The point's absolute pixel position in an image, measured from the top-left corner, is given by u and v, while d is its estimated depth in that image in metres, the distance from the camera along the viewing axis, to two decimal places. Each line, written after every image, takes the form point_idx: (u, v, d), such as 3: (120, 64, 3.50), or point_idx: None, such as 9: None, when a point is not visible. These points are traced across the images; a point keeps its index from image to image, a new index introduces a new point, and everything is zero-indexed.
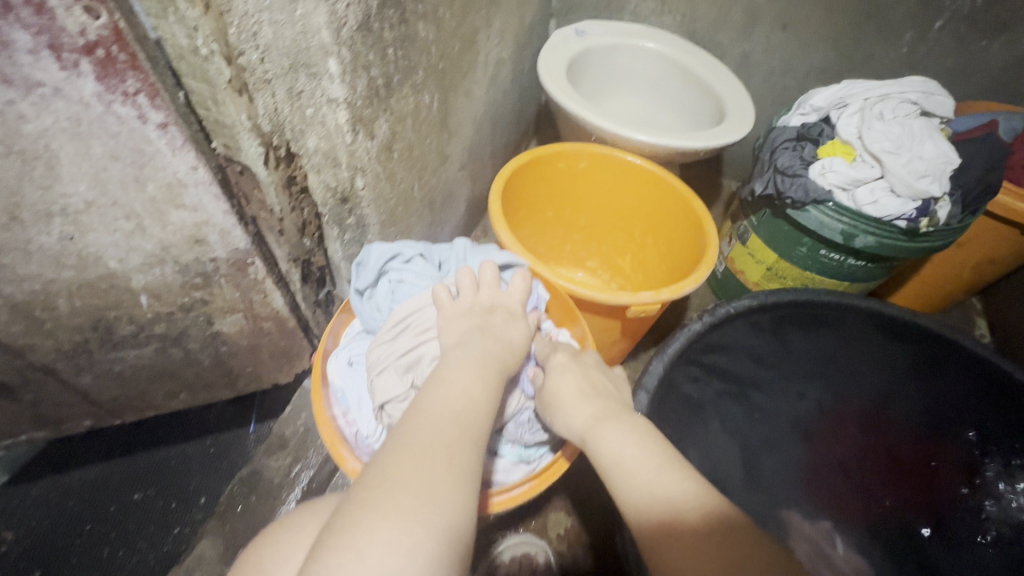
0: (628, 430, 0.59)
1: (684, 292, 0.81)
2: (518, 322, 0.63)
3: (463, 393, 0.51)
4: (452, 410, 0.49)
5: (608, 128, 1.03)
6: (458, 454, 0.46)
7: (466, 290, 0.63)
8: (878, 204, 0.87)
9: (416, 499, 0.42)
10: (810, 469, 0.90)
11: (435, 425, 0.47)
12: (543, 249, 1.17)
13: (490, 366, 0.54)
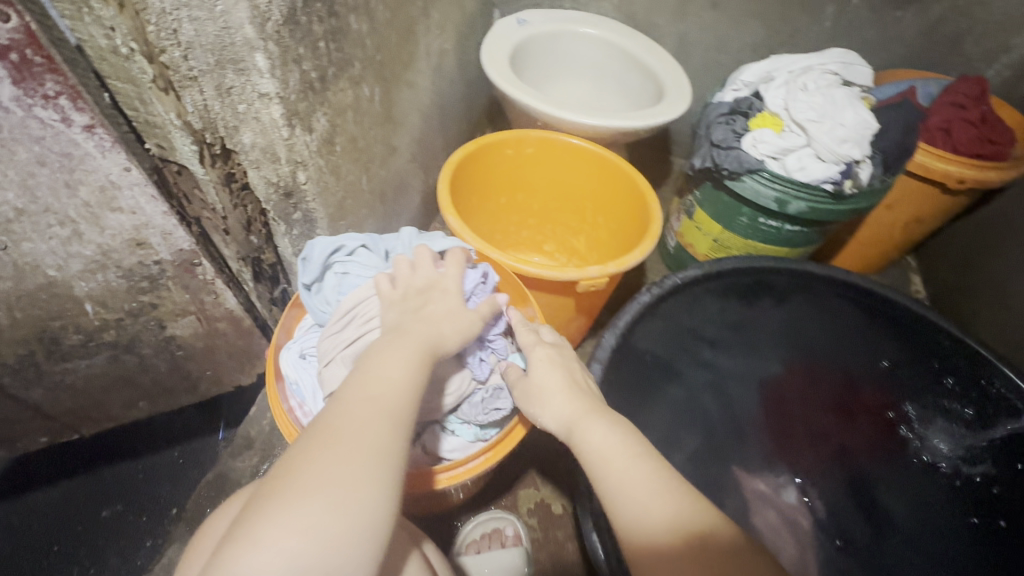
0: (612, 431, 0.59)
1: (630, 265, 0.84)
2: (452, 300, 0.60)
3: (383, 376, 0.49)
4: (372, 393, 0.48)
5: (552, 113, 1.06)
6: (369, 436, 0.45)
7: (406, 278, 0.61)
8: (806, 169, 0.92)
9: (319, 484, 0.42)
10: (761, 421, 0.97)
11: (353, 409, 0.47)
12: (498, 235, 1.20)
13: (416, 348, 0.53)
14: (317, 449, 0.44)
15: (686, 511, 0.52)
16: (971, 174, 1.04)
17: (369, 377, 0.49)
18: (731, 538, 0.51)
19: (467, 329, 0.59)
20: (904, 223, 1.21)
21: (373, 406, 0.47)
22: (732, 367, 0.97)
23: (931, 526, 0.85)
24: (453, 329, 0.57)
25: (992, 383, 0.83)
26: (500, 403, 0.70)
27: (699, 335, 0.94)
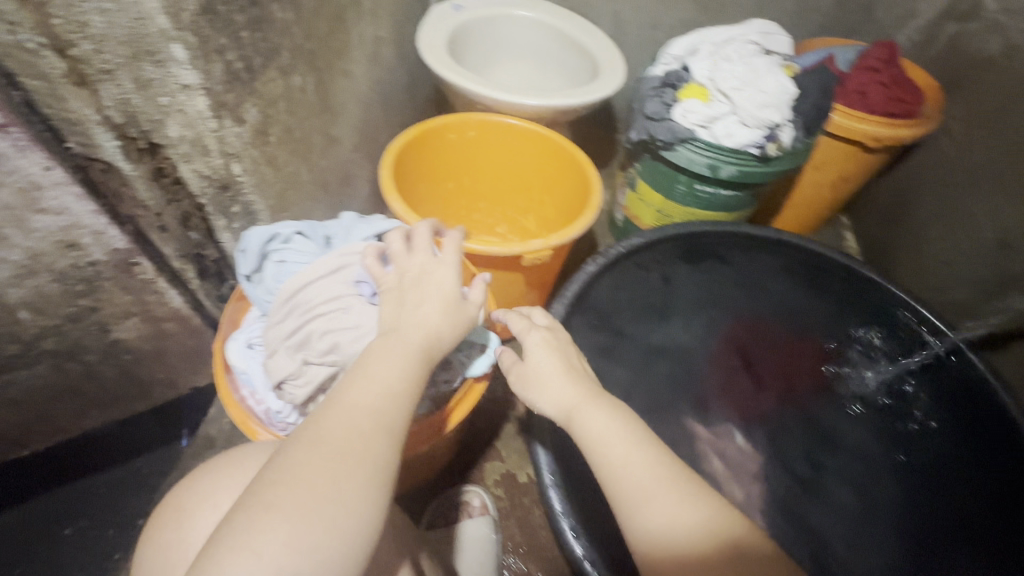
0: (613, 421, 0.61)
1: (573, 237, 0.88)
2: (446, 297, 0.57)
3: (383, 386, 0.50)
4: (368, 401, 0.49)
5: (490, 95, 1.08)
6: (363, 449, 0.46)
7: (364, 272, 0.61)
8: (732, 135, 0.97)
9: (314, 496, 0.43)
10: (709, 377, 1.03)
11: (347, 419, 0.47)
12: (451, 220, 1.22)
13: (412, 355, 0.53)
14: (312, 459, 0.45)
15: (692, 507, 0.53)
16: (886, 133, 1.11)
17: (366, 383, 0.50)
18: (741, 534, 0.53)
19: (458, 331, 0.57)
20: (833, 183, 1.27)
21: (369, 417, 0.48)
22: (676, 329, 1.02)
23: (871, 466, 0.93)
24: (441, 323, 0.56)
25: (900, 308, 0.94)
26: (450, 375, 0.73)
27: (643, 300, 0.98)
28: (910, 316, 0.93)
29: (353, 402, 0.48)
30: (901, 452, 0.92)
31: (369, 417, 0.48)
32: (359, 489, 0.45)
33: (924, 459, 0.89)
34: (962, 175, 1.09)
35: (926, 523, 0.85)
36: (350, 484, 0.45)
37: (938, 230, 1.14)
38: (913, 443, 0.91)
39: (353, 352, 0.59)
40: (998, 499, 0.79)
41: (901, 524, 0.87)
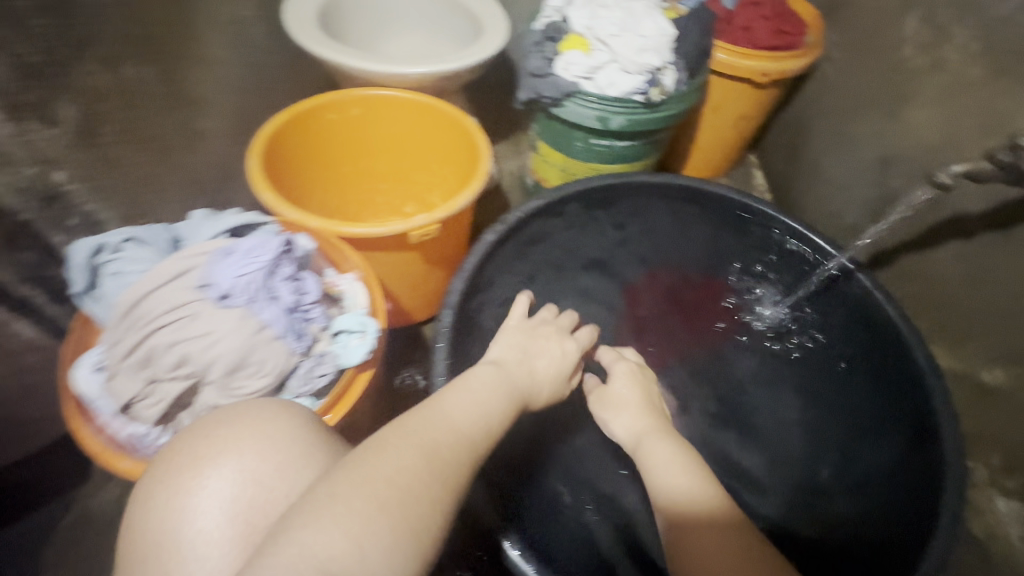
0: (679, 445, 0.70)
1: (459, 208, 0.84)
2: (561, 360, 0.76)
3: (473, 420, 0.58)
4: (462, 426, 0.57)
5: (369, 68, 1.02)
6: (445, 456, 0.52)
7: (219, 274, 0.58)
8: (615, 84, 0.96)
9: (412, 495, 0.47)
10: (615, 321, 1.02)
11: (436, 425, 0.55)
12: (351, 206, 1.16)
13: (515, 392, 0.66)
14: (397, 449, 0.50)
15: (729, 508, 0.61)
16: (773, 67, 1.11)
17: (462, 400, 0.61)
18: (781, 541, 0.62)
19: (557, 386, 0.75)
20: (734, 123, 1.26)
21: (453, 430, 0.55)
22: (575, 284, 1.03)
23: (782, 398, 0.95)
24: (546, 376, 0.73)
25: (785, 238, 0.98)
26: (323, 367, 0.62)
27: (545, 265, 0.99)
28: (794, 244, 0.97)
29: (442, 418, 0.56)
30: (806, 377, 0.95)
31: (457, 430, 0.56)
32: (427, 477, 0.49)
33: (829, 383, 0.92)
34: (845, 99, 1.09)
35: (831, 444, 0.88)
36: (427, 475, 0.49)
37: (830, 157, 1.12)
38: (816, 365, 0.94)
39: (206, 361, 0.56)
40: (892, 414, 0.83)
41: (811, 451, 0.89)
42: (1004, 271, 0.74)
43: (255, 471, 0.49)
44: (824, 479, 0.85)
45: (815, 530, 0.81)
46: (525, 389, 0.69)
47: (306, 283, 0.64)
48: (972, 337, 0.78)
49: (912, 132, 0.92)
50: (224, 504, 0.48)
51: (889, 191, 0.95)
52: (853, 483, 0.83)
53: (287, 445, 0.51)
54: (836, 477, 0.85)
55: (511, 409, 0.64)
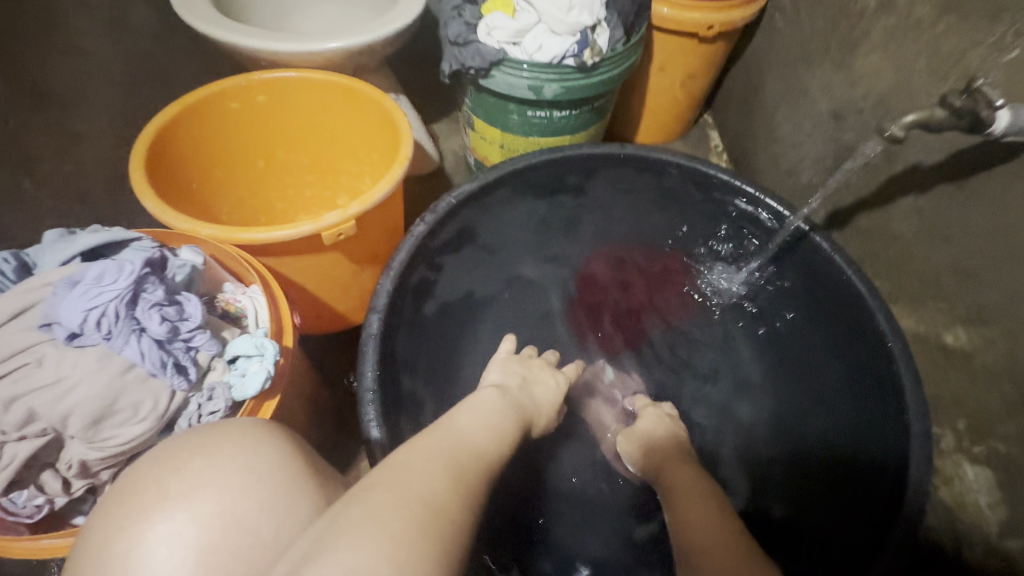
0: (692, 467, 0.68)
1: (376, 201, 0.75)
2: (553, 387, 0.74)
3: (486, 444, 0.55)
4: (476, 449, 0.53)
5: (268, 47, 0.90)
6: (466, 474, 0.49)
7: (66, 310, 0.49)
8: (543, 49, 0.87)
9: (436, 513, 0.42)
10: (570, 305, 0.96)
11: (449, 444, 0.52)
12: (278, 205, 1.05)
13: (516, 418, 0.63)
14: (418, 468, 0.46)
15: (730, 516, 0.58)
16: (718, 19, 1.02)
17: (473, 420, 0.58)
18: None
19: (552, 410, 0.72)
20: (682, 82, 1.18)
21: (472, 452, 0.52)
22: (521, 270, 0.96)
23: (746, 372, 0.90)
24: (541, 403, 0.70)
25: (739, 201, 0.90)
26: (213, 406, 0.54)
27: (481, 250, 0.92)
28: (751, 209, 0.89)
29: (455, 438, 0.53)
30: (775, 350, 0.89)
31: (473, 450, 0.53)
32: (452, 494, 0.45)
33: (798, 352, 0.87)
34: (794, 48, 1.01)
35: (804, 418, 0.83)
36: (451, 489, 0.45)
37: (784, 112, 1.05)
38: (783, 335, 0.89)
39: (59, 415, 0.48)
40: (859, 382, 0.78)
41: (783, 426, 0.84)
42: (963, 224, 0.68)
43: (231, 510, 0.42)
44: (802, 453, 0.81)
45: (793, 506, 0.78)
46: (529, 413, 0.67)
47: (182, 306, 0.54)
48: (933, 296, 0.73)
49: (862, 79, 0.84)
50: (195, 555, 0.40)
51: (844, 145, 0.89)
52: (827, 456, 0.79)
53: (267, 479, 0.44)
54: (811, 452, 0.80)
55: (514, 432, 0.60)
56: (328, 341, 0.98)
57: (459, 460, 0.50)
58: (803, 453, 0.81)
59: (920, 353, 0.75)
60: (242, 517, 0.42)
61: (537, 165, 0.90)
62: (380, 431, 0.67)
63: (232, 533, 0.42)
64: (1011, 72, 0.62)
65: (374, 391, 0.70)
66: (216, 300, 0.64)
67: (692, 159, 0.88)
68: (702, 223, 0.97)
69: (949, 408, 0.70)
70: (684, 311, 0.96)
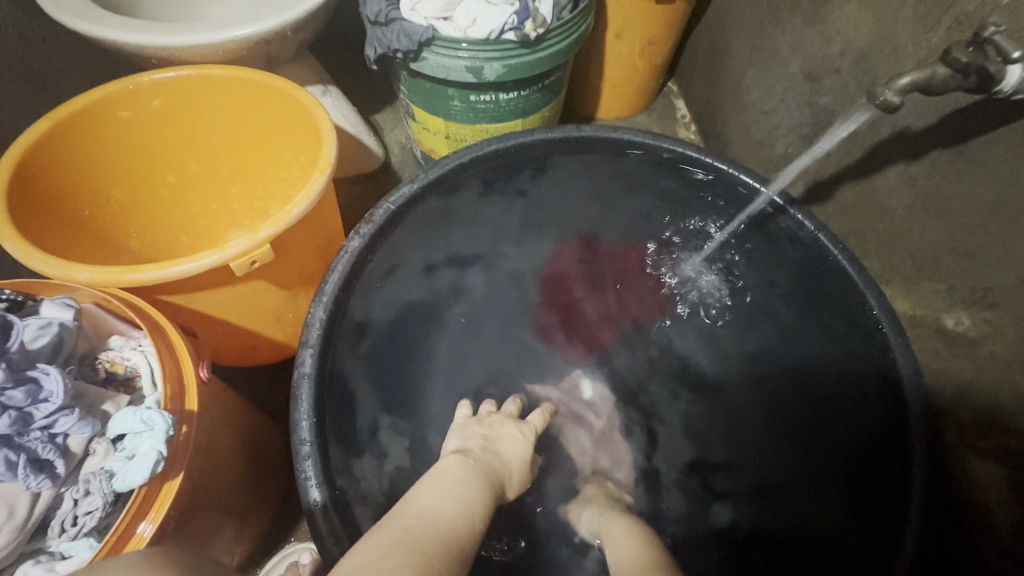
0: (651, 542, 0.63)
1: (293, 220, 0.63)
2: (516, 442, 0.70)
3: (456, 514, 0.52)
4: (443, 525, 0.50)
5: (153, 42, 0.75)
6: (435, 560, 0.45)
7: None
8: (478, 22, 0.75)
9: None
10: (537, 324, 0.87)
11: (401, 532, 0.47)
12: (200, 221, 0.93)
13: (486, 476, 0.61)
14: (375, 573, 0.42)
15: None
16: None
17: (434, 496, 0.54)
18: None
19: (524, 464, 0.69)
20: (640, 50, 1.07)
21: (434, 534, 0.48)
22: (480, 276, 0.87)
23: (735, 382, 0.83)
24: (513, 456, 0.68)
25: (706, 181, 0.85)
26: (88, 504, 0.43)
27: (431, 258, 0.82)
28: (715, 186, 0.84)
29: (415, 522, 0.49)
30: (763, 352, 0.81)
31: (439, 532, 0.49)
32: None
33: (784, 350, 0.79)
34: (761, 3, 0.91)
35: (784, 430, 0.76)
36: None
37: (753, 75, 0.95)
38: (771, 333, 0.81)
39: None
40: (835, 380, 0.73)
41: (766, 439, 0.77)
42: (963, 197, 0.60)
43: None
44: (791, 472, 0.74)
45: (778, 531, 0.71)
46: (495, 471, 0.64)
47: (34, 385, 0.44)
48: (930, 278, 0.66)
49: (838, 34, 0.75)
50: None
51: (822, 110, 0.80)
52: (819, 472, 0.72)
53: None
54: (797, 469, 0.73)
55: (488, 497, 0.58)
56: (272, 372, 0.89)
57: (425, 541, 0.47)
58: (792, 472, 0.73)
59: (919, 339, 0.68)
60: None
61: (491, 155, 0.84)
62: (321, 491, 0.58)
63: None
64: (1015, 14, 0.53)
65: (310, 443, 0.60)
66: (99, 364, 0.53)
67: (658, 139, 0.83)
68: (659, 211, 0.88)
69: (954, 401, 0.64)
70: (658, 309, 0.87)
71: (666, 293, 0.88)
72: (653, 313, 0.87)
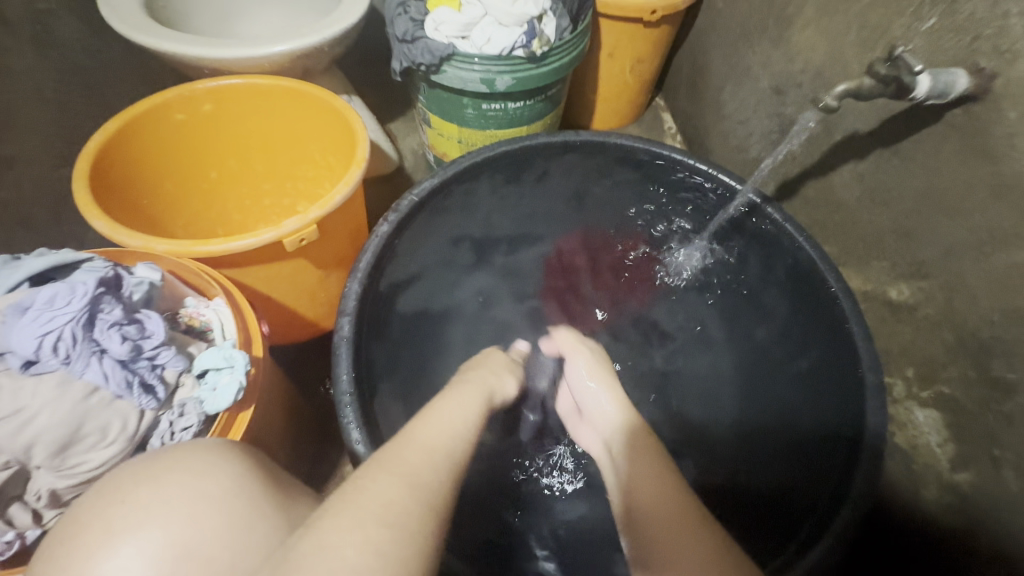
0: (639, 430, 0.68)
1: (336, 204, 0.74)
2: (497, 359, 0.77)
3: (436, 432, 0.55)
4: (428, 441, 0.53)
5: (209, 53, 0.86)
6: (420, 468, 0.48)
7: (25, 334, 0.47)
8: (492, 41, 0.87)
9: (382, 510, 0.41)
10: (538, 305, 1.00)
11: (404, 452, 0.50)
12: (236, 215, 1.04)
13: (473, 395, 0.66)
14: (362, 483, 0.44)
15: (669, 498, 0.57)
16: (660, 2, 1.05)
17: (432, 423, 0.57)
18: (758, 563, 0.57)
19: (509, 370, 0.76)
20: (631, 68, 1.21)
21: (419, 448, 0.51)
22: (488, 263, 0.98)
23: (717, 357, 0.93)
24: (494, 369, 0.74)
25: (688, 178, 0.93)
26: (185, 421, 0.53)
27: (447, 246, 0.93)
28: (696, 183, 0.93)
29: (414, 446, 0.51)
30: (739, 327, 0.93)
31: (424, 447, 0.51)
32: (402, 495, 0.43)
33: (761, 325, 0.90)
34: (735, 28, 1.04)
35: (759, 396, 0.87)
36: (410, 499, 0.43)
37: (730, 90, 1.08)
38: (745, 312, 0.93)
39: (22, 445, 0.46)
40: (809, 350, 0.83)
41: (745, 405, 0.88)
42: (901, 186, 0.72)
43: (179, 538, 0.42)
44: (762, 429, 0.85)
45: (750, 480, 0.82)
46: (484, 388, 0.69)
47: (141, 322, 0.53)
48: (877, 257, 0.78)
49: (800, 54, 0.88)
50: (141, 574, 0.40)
51: (787, 119, 0.93)
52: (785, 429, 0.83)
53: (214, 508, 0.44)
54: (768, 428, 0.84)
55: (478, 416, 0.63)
56: (304, 349, 0.99)
57: (410, 454, 0.50)
58: (765, 429, 0.85)
59: (869, 310, 0.80)
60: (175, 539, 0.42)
61: (507, 153, 0.90)
62: (360, 433, 0.67)
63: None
64: (931, 38, 0.65)
65: (350, 393, 0.69)
66: (180, 317, 0.62)
67: (642, 139, 0.90)
68: (647, 204, 1.00)
69: (898, 359, 0.75)
70: (642, 291, 1.01)
71: (651, 277, 1.01)
72: (639, 293, 1.01)
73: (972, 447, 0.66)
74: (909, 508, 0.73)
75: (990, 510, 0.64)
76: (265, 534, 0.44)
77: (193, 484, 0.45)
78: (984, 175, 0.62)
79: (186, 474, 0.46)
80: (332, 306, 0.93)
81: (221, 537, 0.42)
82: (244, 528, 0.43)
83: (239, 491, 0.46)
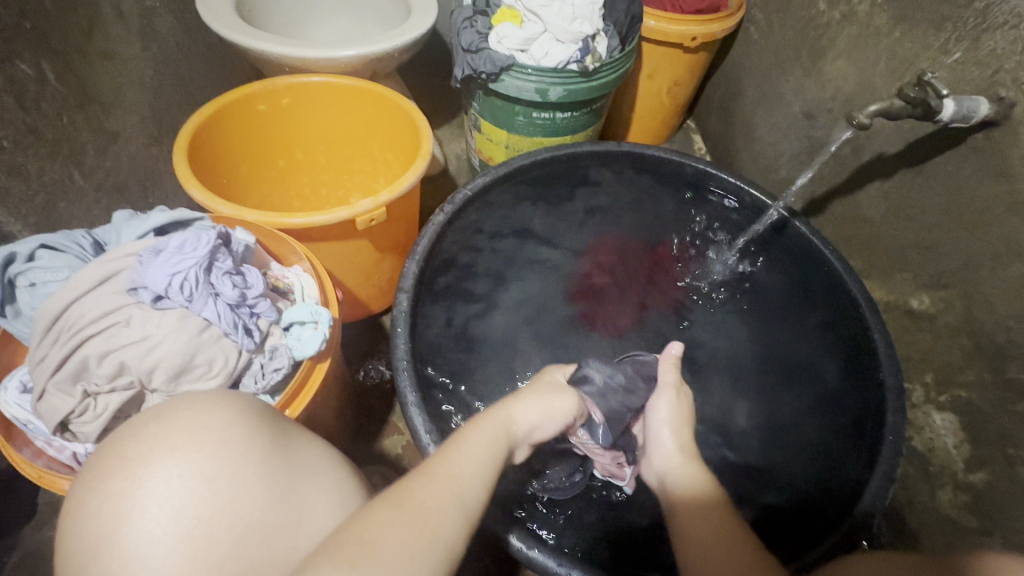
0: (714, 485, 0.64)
1: (404, 189, 0.81)
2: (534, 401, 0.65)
3: (465, 463, 0.51)
4: (449, 472, 0.49)
5: (292, 52, 0.95)
6: (436, 507, 0.45)
7: (159, 274, 0.55)
8: (549, 55, 0.96)
9: (384, 553, 0.39)
10: None
11: (414, 501, 0.45)
12: (295, 202, 1.13)
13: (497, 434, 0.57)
14: (368, 520, 0.42)
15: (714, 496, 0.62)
16: (700, 30, 1.13)
17: (448, 462, 0.51)
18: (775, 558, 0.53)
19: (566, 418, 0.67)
20: (667, 90, 1.29)
21: (447, 483, 0.48)
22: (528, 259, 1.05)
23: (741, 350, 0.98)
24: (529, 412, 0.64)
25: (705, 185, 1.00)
26: (277, 362, 0.60)
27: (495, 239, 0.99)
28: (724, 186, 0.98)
29: (426, 500, 0.45)
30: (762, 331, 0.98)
31: (453, 483, 0.48)
32: (408, 533, 0.41)
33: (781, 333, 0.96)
34: (770, 57, 1.12)
35: None
36: (413, 536, 0.41)
37: (762, 114, 1.16)
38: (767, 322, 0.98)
39: (144, 369, 0.53)
40: (826, 353, 0.87)
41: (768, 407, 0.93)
42: (923, 203, 0.79)
43: (188, 486, 0.41)
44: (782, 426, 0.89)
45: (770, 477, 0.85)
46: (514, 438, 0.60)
47: (246, 271, 0.60)
48: (899, 269, 0.84)
49: (831, 82, 0.95)
50: (154, 508, 0.40)
51: (816, 142, 1.00)
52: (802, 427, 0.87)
53: (221, 470, 0.43)
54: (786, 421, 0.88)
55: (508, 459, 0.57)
56: (352, 331, 1.07)
57: (431, 484, 0.47)
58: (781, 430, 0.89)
59: (891, 320, 0.85)
60: (178, 491, 0.41)
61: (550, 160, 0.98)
62: (415, 397, 0.71)
63: (235, 527, 0.41)
64: (956, 70, 0.72)
65: (407, 361, 0.74)
66: (268, 275, 0.70)
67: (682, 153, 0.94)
68: (680, 213, 1.05)
69: (915, 364, 0.80)
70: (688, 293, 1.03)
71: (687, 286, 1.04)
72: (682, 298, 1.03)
73: (986, 447, 0.70)
74: (924, 507, 0.77)
75: (1002, 507, 0.68)
76: (279, 463, 0.45)
77: (211, 419, 0.46)
78: (1002, 193, 0.68)
79: (195, 409, 0.46)
80: (383, 286, 1.00)
81: (227, 486, 0.42)
82: (252, 464, 0.44)
83: (247, 425, 0.47)
